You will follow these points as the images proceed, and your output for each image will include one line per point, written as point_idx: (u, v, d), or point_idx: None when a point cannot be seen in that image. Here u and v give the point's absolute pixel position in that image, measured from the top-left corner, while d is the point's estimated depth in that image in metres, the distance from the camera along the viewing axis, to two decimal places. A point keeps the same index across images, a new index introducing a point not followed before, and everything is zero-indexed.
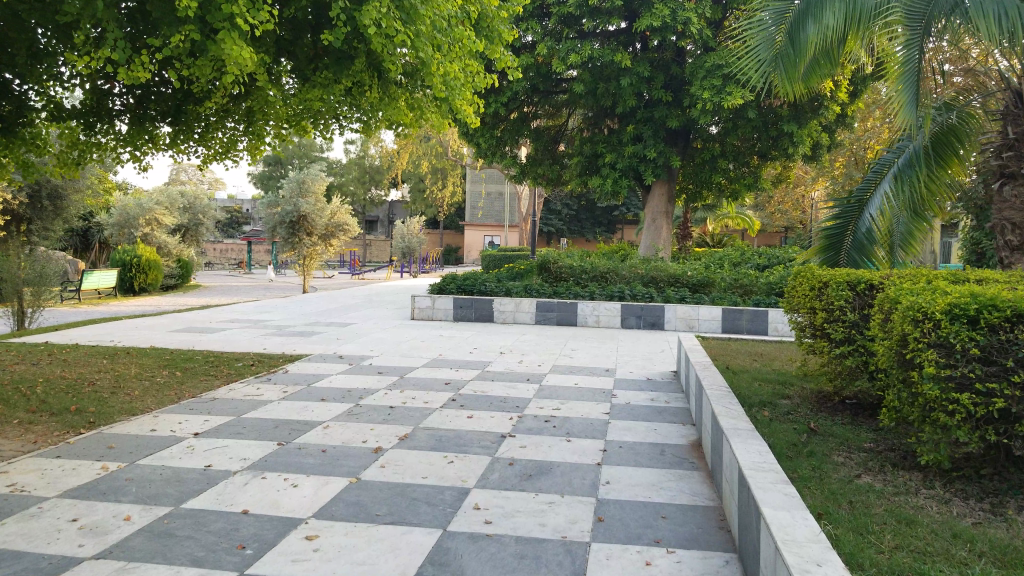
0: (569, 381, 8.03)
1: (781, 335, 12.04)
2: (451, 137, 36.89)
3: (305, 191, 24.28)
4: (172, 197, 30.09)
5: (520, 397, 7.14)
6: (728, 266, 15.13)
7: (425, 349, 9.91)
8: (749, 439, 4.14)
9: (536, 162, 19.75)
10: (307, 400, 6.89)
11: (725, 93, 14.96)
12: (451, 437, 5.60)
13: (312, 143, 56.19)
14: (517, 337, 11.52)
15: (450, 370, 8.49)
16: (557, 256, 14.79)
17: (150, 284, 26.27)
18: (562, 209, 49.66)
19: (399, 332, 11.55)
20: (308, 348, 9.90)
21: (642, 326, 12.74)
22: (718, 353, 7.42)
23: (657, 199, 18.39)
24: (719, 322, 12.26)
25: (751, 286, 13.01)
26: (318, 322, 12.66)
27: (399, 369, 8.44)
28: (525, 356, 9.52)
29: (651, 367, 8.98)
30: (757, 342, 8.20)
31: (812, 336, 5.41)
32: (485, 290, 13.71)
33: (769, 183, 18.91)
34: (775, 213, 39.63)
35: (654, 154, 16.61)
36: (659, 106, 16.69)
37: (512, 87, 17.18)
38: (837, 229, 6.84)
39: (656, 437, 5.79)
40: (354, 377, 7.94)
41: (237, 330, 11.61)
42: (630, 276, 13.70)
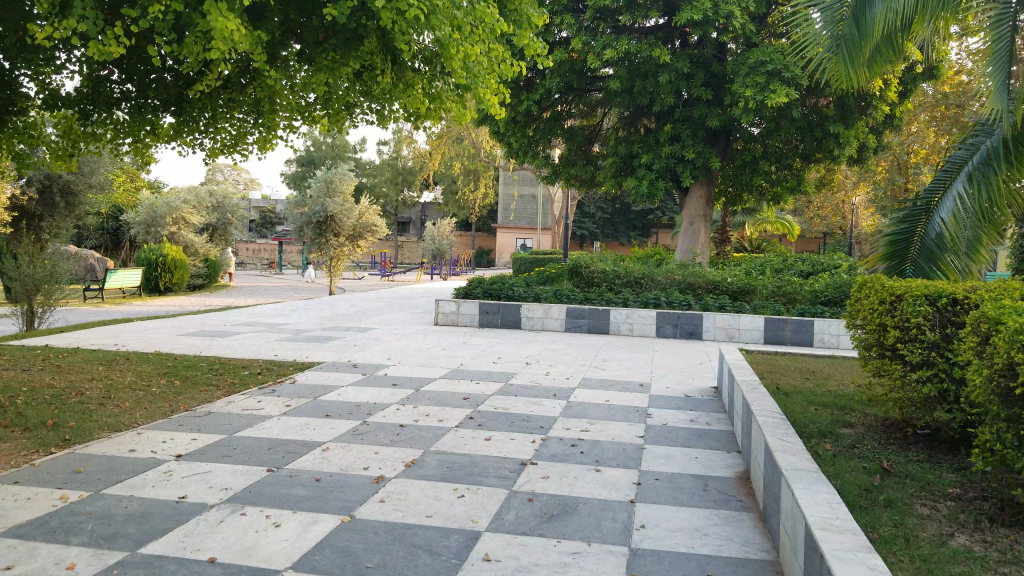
0: (600, 398, 7.34)
1: (829, 346, 11.32)
2: (484, 137, 36.37)
3: (333, 191, 23.79)
4: (200, 196, 29.90)
5: (545, 416, 6.47)
6: (771, 273, 14.36)
7: (446, 358, 9.28)
8: (816, 483, 3.41)
9: (569, 163, 19.07)
10: (311, 416, 6.15)
11: (768, 92, 14.21)
12: (464, 465, 4.95)
13: (346, 143, 56.06)
14: (546, 345, 10.87)
15: (472, 383, 7.83)
16: (589, 260, 14.07)
17: (176, 284, 26.06)
18: (596, 212, 48.92)
19: (420, 339, 10.94)
20: (321, 355, 9.33)
21: (677, 336, 12.01)
22: (766, 370, 6.67)
23: (695, 201, 17.61)
24: (762, 332, 11.53)
25: (795, 295, 12.23)
26: (337, 326, 12.10)
27: (416, 381, 7.80)
28: (553, 368, 8.85)
29: (689, 381, 8.28)
30: (808, 359, 7.44)
31: (881, 357, 4.68)
32: (514, 295, 13.05)
33: (812, 187, 18.07)
34: (813, 218, 38.60)
35: (694, 155, 15.89)
36: (700, 105, 15.94)
37: (547, 84, 16.54)
38: (903, 235, 5.99)
39: (697, 468, 5.08)
40: (367, 391, 7.23)
41: (251, 335, 11.09)
42: (666, 282, 13.00)
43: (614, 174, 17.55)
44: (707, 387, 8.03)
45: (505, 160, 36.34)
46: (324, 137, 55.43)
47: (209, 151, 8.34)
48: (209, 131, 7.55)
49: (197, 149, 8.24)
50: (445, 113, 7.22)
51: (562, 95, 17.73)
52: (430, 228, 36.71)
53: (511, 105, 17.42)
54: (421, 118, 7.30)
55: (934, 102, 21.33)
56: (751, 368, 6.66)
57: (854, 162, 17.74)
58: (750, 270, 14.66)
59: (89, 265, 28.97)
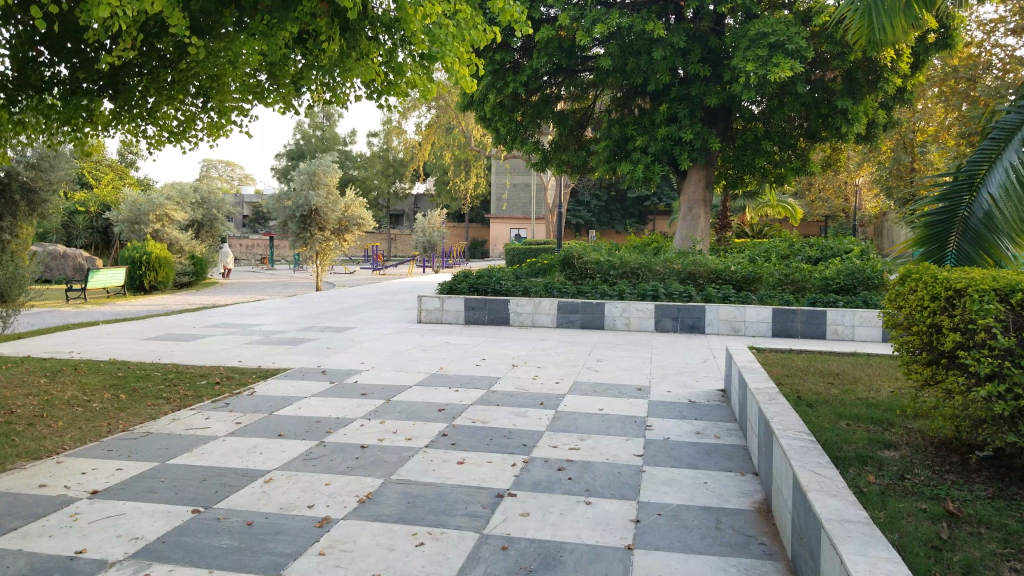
0: (593, 406, 6.51)
1: (841, 338, 10.57)
2: (473, 125, 35.44)
3: (318, 183, 22.73)
4: (184, 191, 28.94)
5: (531, 431, 5.64)
6: (777, 260, 13.56)
7: (424, 362, 8.44)
8: (873, 545, 2.55)
9: (561, 149, 18.17)
10: (262, 437, 5.37)
11: (773, 65, 13.31)
12: (428, 499, 4.11)
13: (335, 135, 55.14)
14: (539, 343, 10.04)
15: (451, 391, 7.00)
16: (581, 250, 13.18)
17: (162, 283, 25.21)
18: (591, 200, 48.13)
19: (399, 340, 10.09)
20: (288, 361, 8.50)
21: (678, 330, 11.16)
22: (783, 375, 5.86)
23: (694, 184, 16.74)
24: (769, 324, 10.73)
25: (804, 283, 11.55)
26: (312, 327, 11.26)
27: (388, 390, 6.97)
28: (541, 371, 8.01)
29: (694, 384, 7.45)
30: (829, 358, 6.61)
31: (934, 366, 3.88)
32: (502, 290, 12.20)
33: (817, 167, 17.29)
34: (814, 201, 37.76)
35: (692, 137, 15.00)
36: (698, 83, 15.10)
37: (534, 66, 15.65)
38: (943, 214, 5.14)
39: (708, 498, 4.25)
40: (332, 403, 6.42)
41: (217, 338, 10.25)
42: (665, 272, 12.16)
43: (607, 159, 16.65)
44: (714, 390, 7.20)
45: (497, 148, 35.53)
46: (315, 130, 54.48)
47: (154, 140, 7.58)
48: (153, 119, 6.84)
49: (141, 137, 7.40)
50: (413, 90, 6.58)
51: (551, 76, 16.88)
52: (420, 220, 35.29)
53: (496, 88, 16.50)
54: (384, 93, 6.56)
55: (947, 76, 20.27)
56: (766, 371, 5.84)
57: (862, 141, 16.88)
58: (753, 257, 13.82)
59: (77, 263, 28.24)
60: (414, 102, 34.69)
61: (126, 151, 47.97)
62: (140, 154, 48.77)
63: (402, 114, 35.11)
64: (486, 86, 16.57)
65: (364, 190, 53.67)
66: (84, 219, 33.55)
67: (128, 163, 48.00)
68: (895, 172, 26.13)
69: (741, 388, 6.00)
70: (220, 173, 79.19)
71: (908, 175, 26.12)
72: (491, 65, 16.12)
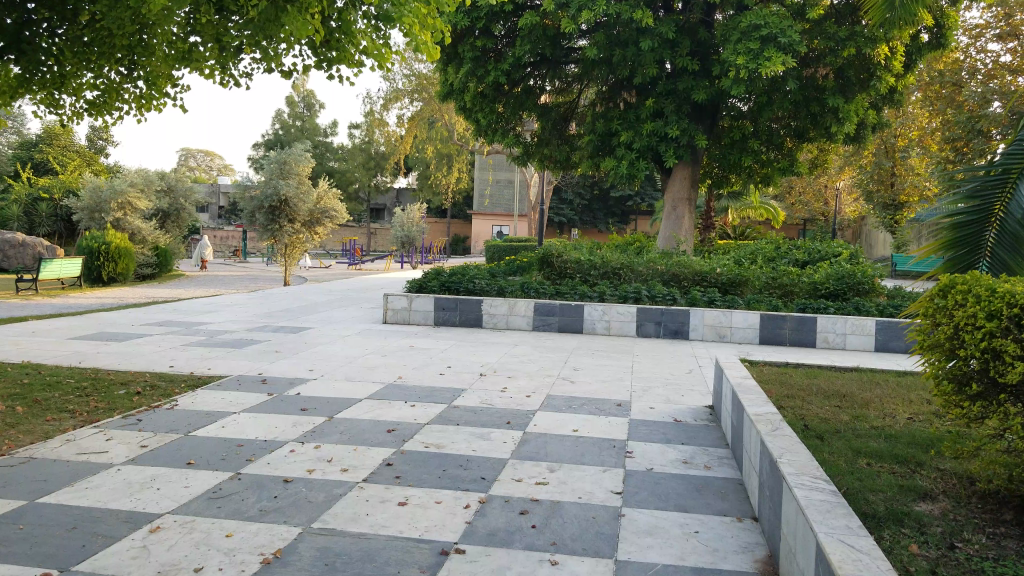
0: (566, 426, 5.71)
1: (831, 347, 9.88)
2: (456, 119, 34.50)
3: (287, 173, 21.76)
4: (149, 178, 27.70)
5: (491, 460, 4.84)
6: (764, 262, 12.88)
7: (381, 369, 7.61)
8: None
9: (543, 143, 17.39)
10: (168, 467, 4.65)
11: (763, 58, 12.61)
12: (353, 564, 3.33)
13: (315, 126, 53.98)
14: (511, 348, 9.26)
15: (405, 406, 6.19)
16: (561, 248, 12.39)
17: (121, 274, 24.16)
18: (574, 198, 47.35)
19: (358, 343, 9.29)
20: (229, 368, 7.64)
21: (661, 335, 10.39)
22: (782, 398, 5.06)
23: (679, 182, 15.98)
24: (757, 331, 10.02)
25: (791, 287, 10.86)
26: (267, 328, 10.40)
27: (332, 406, 6.16)
28: (509, 382, 7.21)
29: (679, 400, 6.68)
30: (831, 376, 5.84)
31: (991, 398, 3.13)
32: (475, 289, 11.36)
33: (804, 168, 16.63)
34: (796, 204, 37.20)
35: (678, 132, 14.26)
36: (685, 77, 14.34)
37: (515, 54, 14.86)
38: (971, 216, 4.23)
39: (702, 555, 3.46)
40: (262, 423, 5.69)
41: (157, 338, 9.36)
42: (648, 273, 11.39)
43: (590, 154, 15.88)
44: (703, 408, 6.44)
45: (479, 144, 34.72)
46: (293, 119, 53.27)
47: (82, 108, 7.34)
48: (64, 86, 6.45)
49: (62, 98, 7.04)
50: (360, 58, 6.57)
51: (534, 66, 16.11)
52: (399, 215, 33.63)
53: (475, 77, 15.63)
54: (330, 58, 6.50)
55: (931, 80, 19.55)
56: (764, 392, 5.06)
57: (850, 142, 16.17)
58: (738, 260, 13.11)
59: (36, 253, 26.91)
60: (394, 94, 33.74)
61: (98, 137, 46.65)
62: (112, 141, 47.51)
63: (383, 105, 34.11)
64: (463, 74, 15.67)
65: (343, 183, 52.67)
66: (48, 207, 32.01)
67: (98, 149, 46.74)
68: (876, 178, 25.87)
69: (733, 409, 5.22)
70: (200, 163, 78.72)
71: (889, 180, 25.82)
72: (471, 52, 15.32)
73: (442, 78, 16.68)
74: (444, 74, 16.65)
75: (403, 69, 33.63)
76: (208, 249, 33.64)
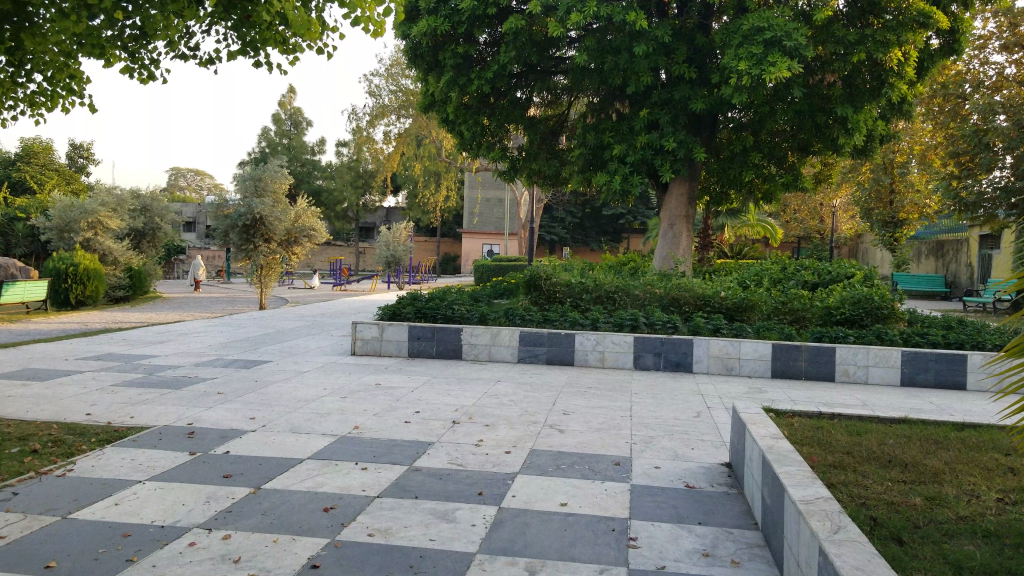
0: (552, 497, 4.54)
1: (852, 380, 8.81)
2: (444, 135, 33.42)
3: (264, 190, 20.55)
4: (121, 197, 25.98)
5: (451, 557, 3.67)
6: (770, 285, 11.83)
7: (334, 417, 6.44)
8: None
9: (532, 157, 16.25)
10: (18, 573, 3.46)
11: (768, 63, 11.58)
12: None
13: (302, 144, 52.63)
14: (494, 384, 8.11)
15: (355, 469, 5.03)
16: (550, 269, 11.30)
17: (90, 297, 22.89)
18: (566, 216, 46.34)
19: (318, 380, 8.13)
20: (155, 417, 6.47)
21: (662, 368, 9.25)
22: (828, 470, 3.91)
23: (674, 199, 14.93)
24: (768, 363, 8.96)
25: (804, 313, 9.84)
26: (217, 362, 9.23)
27: (261, 471, 5.05)
28: (485, 433, 6.04)
29: (688, 457, 5.53)
30: (880, 433, 4.70)
31: None
32: (454, 316, 10.16)
33: (809, 183, 15.57)
34: (790, 220, 36.28)
35: (675, 145, 13.23)
36: (682, 85, 13.30)
37: (501, 61, 13.83)
38: None
39: None
40: (165, 498, 4.51)
41: (85, 377, 8.17)
42: (644, 297, 10.30)
43: (581, 169, 14.84)
44: (720, 469, 5.28)
45: (469, 161, 33.71)
46: (281, 137, 52.09)
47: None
48: None
49: None
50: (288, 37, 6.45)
51: (520, 75, 15.07)
52: (385, 234, 32.44)
53: (458, 87, 14.54)
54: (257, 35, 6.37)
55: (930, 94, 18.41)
56: (806, 462, 3.91)
57: (857, 155, 15.08)
58: (742, 282, 12.02)
59: (9, 275, 25.43)
60: (380, 110, 32.66)
61: (78, 155, 45.41)
62: (92, 160, 46.24)
63: (370, 121, 33.01)
64: (446, 83, 14.56)
65: (330, 202, 51.55)
66: (24, 228, 30.42)
67: (78, 167, 45.38)
68: (875, 195, 24.95)
69: (765, 481, 4.07)
70: (196, 180, 78.85)
71: (887, 199, 24.85)
72: (452, 60, 14.26)
73: (424, 89, 15.60)
74: (426, 83, 15.55)
75: (390, 84, 32.68)
76: (198, 268, 32.49)
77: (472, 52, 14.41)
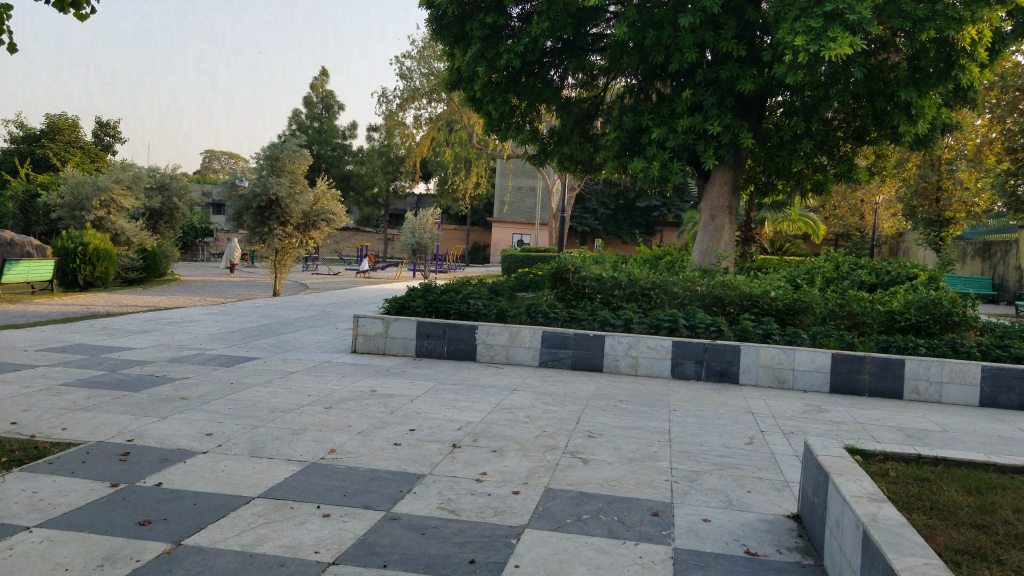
0: (568, 570, 3.42)
1: (922, 398, 7.55)
2: (476, 121, 32.28)
3: (280, 171, 19.58)
4: (136, 174, 25.14)
5: None
6: (823, 286, 10.58)
7: (309, 438, 5.39)
8: None
9: (564, 139, 15.12)
10: None
11: (828, 38, 10.23)
12: None
13: (334, 127, 51.55)
14: (511, 394, 7.00)
15: (313, 517, 3.98)
16: (579, 261, 10.17)
17: (99, 278, 22.19)
18: (597, 207, 45.14)
19: (302, 384, 7.08)
20: (94, 429, 5.46)
21: (703, 378, 8.06)
22: (966, 566, 2.75)
23: (716, 189, 13.60)
24: (828, 374, 7.72)
25: (865, 317, 8.61)
26: (197, 358, 8.22)
27: (191, 517, 3.94)
28: (490, 463, 4.94)
29: (743, 504, 4.37)
30: (1013, 496, 3.52)
31: None
32: (468, 312, 9.06)
33: (865, 175, 14.16)
34: (828, 216, 34.46)
35: (720, 129, 11.97)
36: (730, 64, 12.01)
37: (532, 34, 12.64)
38: None
39: None
40: (47, 556, 3.43)
41: (38, 373, 7.20)
42: (684, 295, 9.12)
43: (616, 154, 13.59)
44: (786, 523, 4.11)
45: (500, 148, 32.58)
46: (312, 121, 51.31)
47: None
48: None
49: None
50: None
51: (552, 52, 13.78)
52: (410, 221, 31.41)
53: (485, 61, 13.39)
54: None
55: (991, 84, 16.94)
56: (930, 550, 2.75)
57: (916, 146, 13.56)
58: (791, 281, 10.74)
59: (24, 252, 24.65)
60: (411, 93, 31.72)
61: (103, 133, 45.02)
62: (119, 138, 45.81)
63: (400, 104, 32.07)
64: (472, 58, 13.46)
65: (360, 187, 50.80)
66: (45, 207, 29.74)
67: (106, 146, 44.97)
68: (919, 192, 23.08)
69: (868, 569, 2.90)
70: (232, 162, 78.94)
71: (934, 196, 22.94)
72: (479, 30, 13.20)
73: (450, 64, 14.42)
74: (453, 57, 14.39)
75: (422, 67, 31.61)
76: (236, 250, 32.05)
77: (502, 23, 13.22)
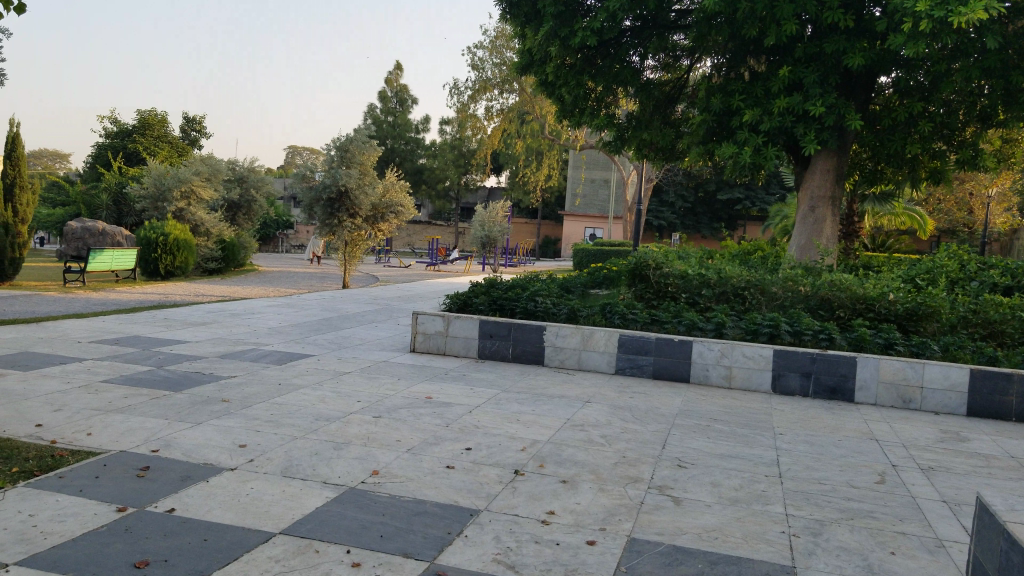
0: None
1: None
2: (549, 111, 31.31)
3: (348, 161, 19.01)
4: (215, 167, 24.85)
5: None
6: (948, 289, 9.25)
7: (350, 455, 4.55)
8: None
9: (643, 125, 13.98)
10: None
11: (958, 1, 8.92)
12: None
13: (407, 121, 51.19)
14: (586, 407, 6.04)
15: (339, 566, 3.11)
16: (661, 256, 9.12)
17: (180, 268, 22.08)
18: (676, 200, 43.61)
19: (351, 387, 6.26)
20: (119, 435, 4.73)
21: (810, 394, 6.95)
22: None
23: (818, 176, 12.34)
24: (963, 395, 6.51)
25: (1004, 327, 7.32)
26: (248, 354, 7.53)
27: (198, 558, 3.12)
28: (562, 498, 4.01)
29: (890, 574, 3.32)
30: None
31: None
32: (536, 311, 8.14)
33: (992, 162, 12.60)
34: (931, 209, 32.30)
35: (823, 110, 10.70)
36: (835, 36, 10.72)
37: (610, 8, 11.55)
38: None
39: None
40: None
41: (81, 367, 6.57)
42: (785, 297, 8.00)
43: (702, 139, 12.44)
44: None
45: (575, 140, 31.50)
46: (385, 115, 51.09)
47: None
48: None
49: None
50: None
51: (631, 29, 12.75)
52: (480, 213, 30.62)
53: (558, 40, 12.40)
54: None
55: None
56: None
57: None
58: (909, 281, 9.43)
59: (115, 242, 24.81)
60: (481, 84, 31.00)
61: (190, 128, 45.60)
62: (203, 132, 46.34)
63: (470, 95, 31.38)
64: (545, 37, 12.48)
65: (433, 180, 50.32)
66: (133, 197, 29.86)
67: (191, 141, 45.57)
68: None
69: None
70: (308, 155, 79.96)
71: None
72: (552, 6, 12.18)
73: (522, 47, 13.39)
74: (524, 39, 13.41)
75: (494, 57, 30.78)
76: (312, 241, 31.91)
77: None
